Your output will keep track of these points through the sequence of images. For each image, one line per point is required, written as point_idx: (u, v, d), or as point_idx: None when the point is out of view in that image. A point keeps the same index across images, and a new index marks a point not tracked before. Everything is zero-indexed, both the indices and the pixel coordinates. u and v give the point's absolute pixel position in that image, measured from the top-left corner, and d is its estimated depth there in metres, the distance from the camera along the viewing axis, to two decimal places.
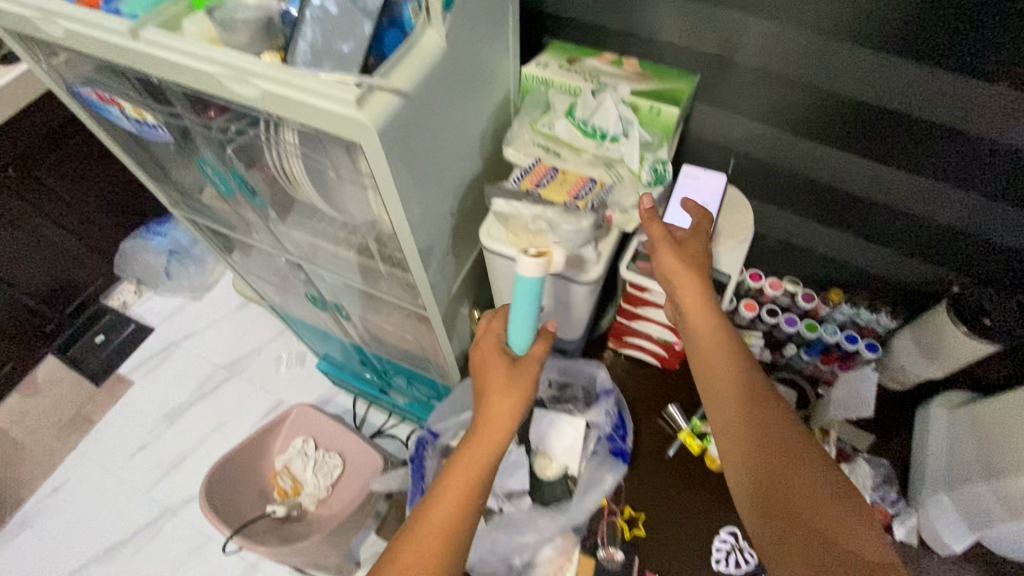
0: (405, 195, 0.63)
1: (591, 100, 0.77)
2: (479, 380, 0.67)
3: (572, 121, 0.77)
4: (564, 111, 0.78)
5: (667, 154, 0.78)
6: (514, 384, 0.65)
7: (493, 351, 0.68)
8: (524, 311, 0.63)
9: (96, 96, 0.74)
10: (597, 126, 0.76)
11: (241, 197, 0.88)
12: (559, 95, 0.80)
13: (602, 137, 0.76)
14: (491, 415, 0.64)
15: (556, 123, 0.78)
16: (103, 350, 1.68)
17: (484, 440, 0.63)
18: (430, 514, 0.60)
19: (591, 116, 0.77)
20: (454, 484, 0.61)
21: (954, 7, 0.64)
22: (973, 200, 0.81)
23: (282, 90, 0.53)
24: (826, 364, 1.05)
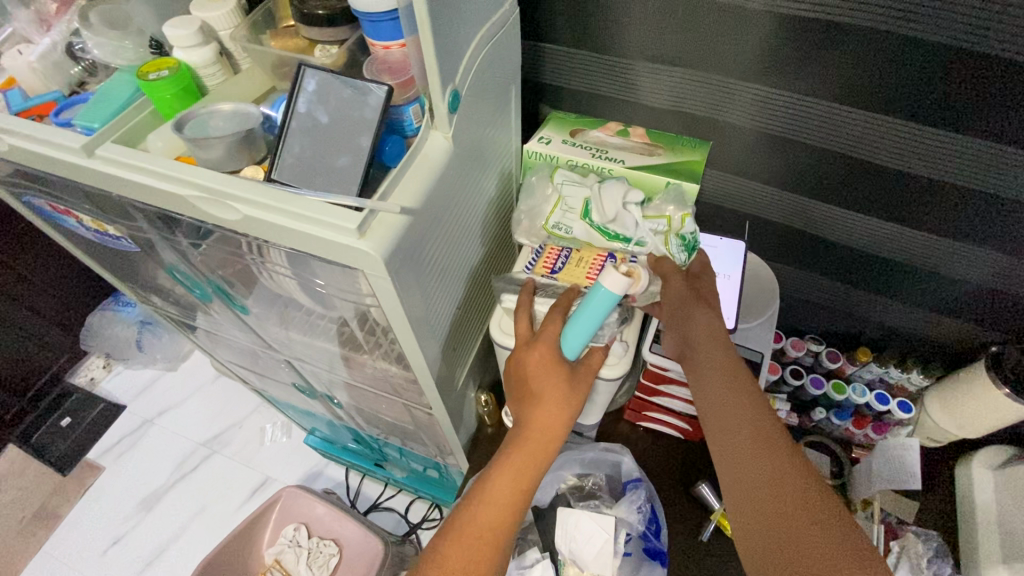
0: (412, 312, 0.55)
1: (606, 201, 0.69)
2: (529, 385, 0.62)
3: (590, 224, 0.69)
4: (580, 212, 0.70)
5: (693, 228, 0.70)
6: (572, 395, 0.62)
7: (546, 354, 0.61)
8: (597, 319, 0.59)
9: (50, 205, 0.66)
10: (617, 231, 0.69)
11: (217, 301, 0.80)
12: (568, 183, 0.72)
13: (625, 240, 0.69)
14: (545, 422, 0.61)
15: (574, 227, 0.70)
16: (68, 435, 1.53)
17: (536, 446, 0.61)
18: (478, 519, 0.58)
19: (608, 218, 0.69)
20: (503, 490, 0.59)
21: (992, 77, 0.60)
22: (1007, 260, 0.77)
23: (266, 215, 0.45)
24: (859, 428, 0.99)
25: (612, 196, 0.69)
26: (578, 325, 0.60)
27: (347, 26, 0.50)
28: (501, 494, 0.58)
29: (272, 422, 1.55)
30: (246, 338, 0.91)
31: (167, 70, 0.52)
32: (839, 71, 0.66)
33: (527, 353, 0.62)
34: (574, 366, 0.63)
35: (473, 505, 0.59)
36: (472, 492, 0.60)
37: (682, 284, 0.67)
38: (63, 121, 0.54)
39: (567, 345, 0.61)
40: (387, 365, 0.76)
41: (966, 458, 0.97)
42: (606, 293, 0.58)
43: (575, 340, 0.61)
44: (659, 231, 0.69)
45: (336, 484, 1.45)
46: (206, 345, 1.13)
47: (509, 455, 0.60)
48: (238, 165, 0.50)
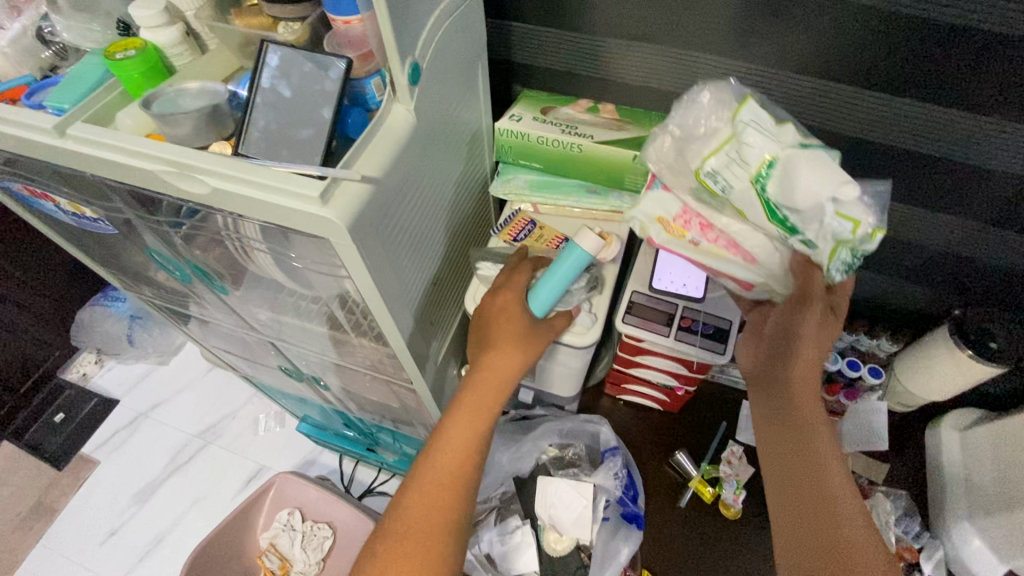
0: (384, 284, 0.57)
1: (801, 175, 0.51)
2: (489, 333, 0.65)
3: (759, 195, 0.53)
4: (750, 177, 0.53)
5: (876, 248, 0.53)
6: (529, 344, 0.64)
7: (508, 303, 0.65)
8: (568, 278, 0.63)
9: (27, 190, 0.67)
10: (788, 217, 0.53)
11: (199, 283, 0.81)
12: (755, 125, 0.52)
13: (787, 227, 0.55)
14: (498, 366, 0.63)
15: (734, 189, 0.54)
16: (62, 430, 1.54)
17: (490, 387, 0.63)
18: (439, 463, 0.61)
19: (788, 198, 0.52)
20: (460, 430, 0.62)
21: (943, 41, 0.62)
22: (968, 224, 0.79)
23: (233, 187, 0.47)
24: (831, 394, 1.00)
25: (821, 175, 0.51)
26: (549, 282, 0.63)
27: (309, 2, 0.52)
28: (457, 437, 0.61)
29: (265, 411, 1.56)
30: (232, 323, 0.93)
31: (134, 50, 0.53)
32: (799, 41, 0.67)
33: (492, 301, 0.66)
34: (536, 322, 0.65)
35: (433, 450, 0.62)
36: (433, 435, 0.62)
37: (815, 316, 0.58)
38: (35, 103, 0.55)
39: (536, 302, 0.64)
40: (369, 343, 0.78)
41: (937, 422, 1.01)
42: (581, 252, 0.61)
43: (545, 298, 0.64)
44: (838, 236, 0.52)
45: (330, 470, 1.47)
46: (193, 333, 1.15)
47: (465, 398, 0.63)
48: (206, 141, 0.51)
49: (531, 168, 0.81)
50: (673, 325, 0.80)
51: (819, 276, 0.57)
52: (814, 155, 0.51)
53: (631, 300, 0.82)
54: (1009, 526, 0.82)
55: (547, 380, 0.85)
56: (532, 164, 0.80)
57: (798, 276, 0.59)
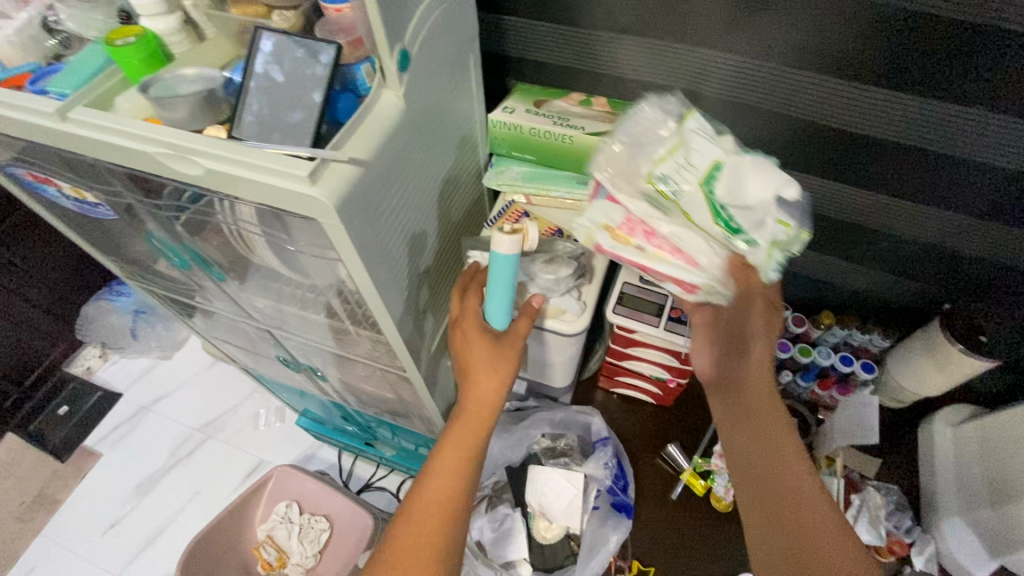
0: (374, 269, 0.58)
1: (742, 178, 0.58)
2: (463, 357, 0.65)
3: (707, 196, 0.58)
4: (700, 176, 0.58)
5: (800, 250, 0.60)
6: (499, 362, 0.64)
7: (472, 325, 0.66)
8: (507, 284, 0.61)
9: (31, 176, 0.69)
10: (733, 214, 0.58)
11: (198, 270, 0.83)
12: (700, 133, 0.59)
13: (731, 226, 0.58)
14: (478, 391, 0.64)
15: (683, 190, 0.58)
16: (65, 422, 1.56)
17: (475, 417, 0.63)
18: (427, 493, 0.60)
19: (733, 199, 0.58)
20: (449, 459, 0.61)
21: (928, 33, 0.63)
22: (959, 218, 0.80)
23: (226, 168, 0.49)
24: (824, 389, 1.03)
25: (765, 176, 0.58)
26: (494, 299, 0.63)
27: None
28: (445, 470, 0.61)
29: (266, 406, 1.58)
30: (232, 313, 0.94)
31: (134, 37, 0.55)
32: (787, 33, 0.68)
33: (454, 333, 0.68)
34: (500, 336, 0.65)
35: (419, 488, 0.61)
36: (423, 473, 0.62)
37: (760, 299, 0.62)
38: (38, 88, 0.57)
39: (492, 318, 0.65)
40: (362, 330, 0.79)
41: (931, 418, 1.01)
42: (502, 258, 0.58)
43: (497, 310, 0.64)
44: (775, 237, 0.58)
45: (329, 464, 1.48)
46: (193, 323, 1.17)
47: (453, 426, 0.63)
48: (202, 125, 0.53)
49: (524, 159, 0.82)
50: (663, 316, 0.81)
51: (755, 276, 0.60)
52: (756, 160, 0.58)
53: (622, 290, 0.83)
54: (1001, 521, 0.82)
55: (538, 369, 0.86)
56: (525, 156, 0.81)
57: (737, 277, 0.60)
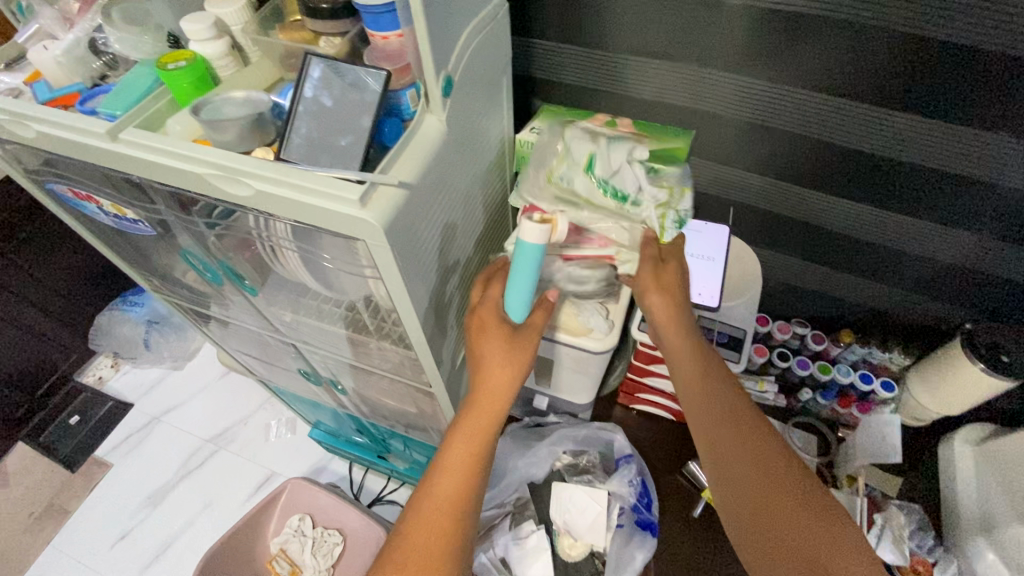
0: (412, 289, 0.59)
1: (611, 159, 0.69)
2: (476, 351, 0.64)
3: (592, 179, 0.68)
4: (583, 166, 0.69)
5: (689, 206, 0.69)
6: (514, 356, 0.62)
7: (489, 318, 0.64)
8: (530, 271, 0.60)
9: (71, 192, 0.70)
10: (617, 186, 0.68)
11: (228, 285, 0.84)
12: (577, 137, 0.72)
13: (624, 198, 0.68)
14: (491, 386, 0.63)
15: (575, 180, 0.69)
16: (78, 432, 1.56)
17: (484, 411, 0.63)
18: (435, 492, 0.61)
19: (610, 174, 0.68)
20: (456, 457, 0.62)
21: (953, 62, 0.64)
22: (980, 240, 0.81)
23: (275, 190, 0.50)
24: (844, 407, 1.03)
25: (622, 151, 0.70)
26: (515, 285, 0.61)
27: (349, 18, 0.54)
28: (452, 470, 0.61)
29: (278, 418, 1.57)
30: (256, 326, 0.95)
31: (184, 61, 0.56)
32: (812, 60, 0.70)
33: (471, 320, 0.66)
34: (517, 328, 0.64)
35: (428, 486, 0.61)
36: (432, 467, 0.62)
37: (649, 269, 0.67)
38: (87, 109, 0.58)
39: (510, 309, 0.63)
40: (388, 344, 0.79)
41: (951, 436, 1.01)
42: (529, 246, 0.58)
43: (518, 300, 0.62)
44: (659, 199, 0.68)
45: (340, 477, 1.47)
46: (214, 334, 1.17)
47: (460, 423, 0.63)
48: (250, 147, 0.54)
49: None
50: None
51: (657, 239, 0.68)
52: (612, 144, 0.71)
53: None
54: None
55: (563, 384, 0.87)
56: None
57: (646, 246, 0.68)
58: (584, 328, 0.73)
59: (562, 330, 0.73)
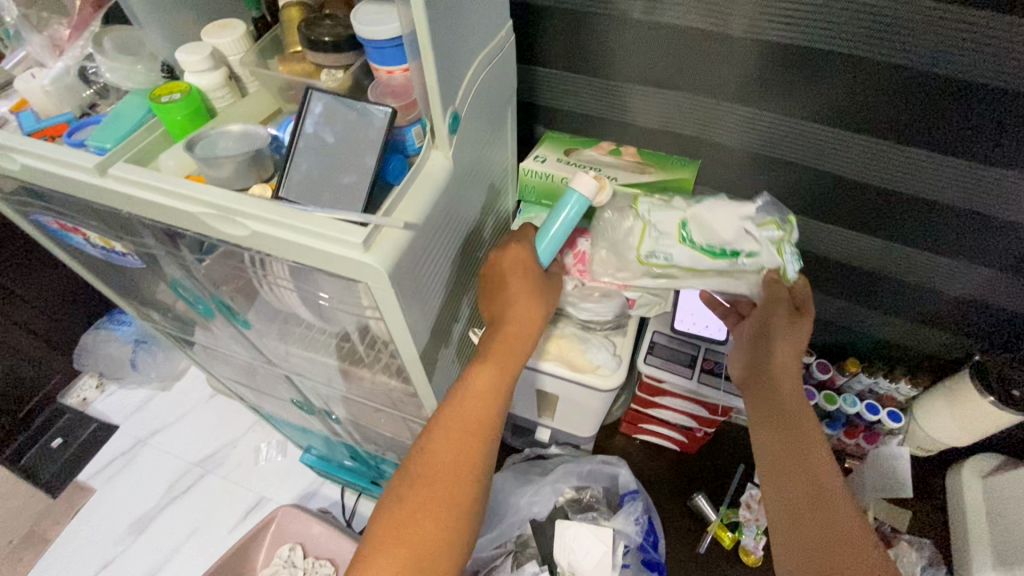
0: (415, 330, 0.57)
1: (707, 219, 0.63)
2: (499, 289, 0.59)
3: (694, 249, 0.62)
4: (678, 237, 0.62)
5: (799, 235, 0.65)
6: (541, 294, 0.59)
7: (516, 256, 0.60)
8: (567, 226, 0.60)
9: (57, 223, 0.67)
10: (723, 246, 0.61)
11: (219, 317, 0.80)
12: (653, 208, 0.64)
13: (734, 254, 0.62)
14: (519, 321, 0.58)
15: (674, 254, 0.62)
16: (60, 457, 1.42)
17: (511, 345, 0.57)
18: (459, 416, 0.54)
19: (714, 238, 0.62)
20: (482, 385, 0.55)
21: (963, 98, 0.64)
22: (989, 274, 0.80)
23: (274, 231, 0.48)
24: (850, 438, 1.02)
25: (722, 214, 0.62)
26: (549, 236, 0.61)
27: (352, 51, 0.52)
28: (474, 400, 0.55)
29: (268, 439, 1.45)
30: (249, 355, 0.91)
31: (179, 93, 0.54)
32: (820, 93, 0.69)
33: (494, 260, 0.61)
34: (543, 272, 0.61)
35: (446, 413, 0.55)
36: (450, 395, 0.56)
37: (786, 316, 0.61)
38: (76, 141, 0.55)
39: (540, 252, 0.61)
40: (387, 379, 0.76)
41: (957, 467, 1.01)
42: (577, 195, 0.59)
43: (548, 248, 0.61)
44: (774, 240, 0.62)
45: (332, 502, 1.36)
46: (204, 361, 1.12)
47: (485, 356, 0.56)
48: (246, 184, 0.52)
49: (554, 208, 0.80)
50: (695, 367, 0.80)
51: (781, 283, 0.62)
52: (712, 203, 0.63)
53: (652, 340, 0.82)
54: None
55: (567, 418, 0.84)
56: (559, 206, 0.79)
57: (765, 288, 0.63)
58: (586, 363, 0.71)
59: (565, 366, 0.71)
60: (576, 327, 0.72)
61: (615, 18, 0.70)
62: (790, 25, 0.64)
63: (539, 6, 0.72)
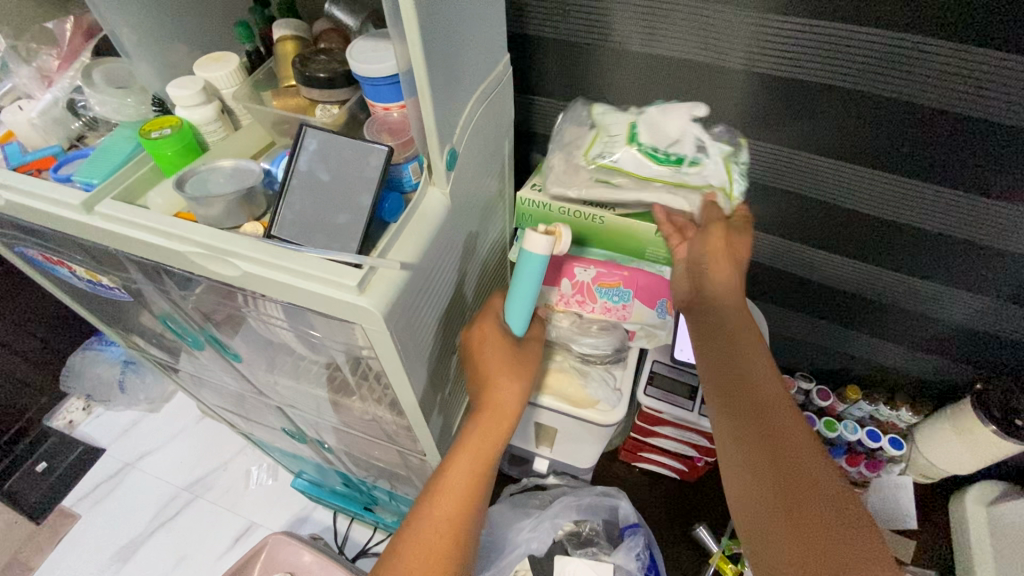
0: (410, 368, 0.55)
1: (659, 124, 0.64)
2: (478, 367, 0.59)
3: (640, 148, 0.62)
4: (626, 136, 0.63)
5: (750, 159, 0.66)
6: (519, 367, 0.59)
7: (491, 331, 0.60)
8: (530, 287, 0.57)
9: (43, 255, 0.66)
10: (669, 150, 0.62)
11: (210, 349, 0.78)
12: (609, 114, 0.67)
13: (677, 160, 0.62)
14: (499, 400, 0.57)
15: (620, 153, 0.62)
16: (44, 481, 1.36)
17: (489, 428, 0.56)
18: (435, 509, 0.53)
19: (661, 140, 0.63)
20: (459, 474, 0.55)
21: (960, 132, 0.63)
22: (989, 303, 0.79)
23: (266, 272, 0.46)
24: (853, 465, 1.02)
25: (675, 116, 0.64)
26: (516, 300, 0.59)
27: (349, 87, 0.51)
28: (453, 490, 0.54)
29: (259, 462, 1.41)
30: (239, 386, 0.89)
31: (170, 128, 0.53)
32: (819, 125, 0.69)
33: (470, 333, 0.61)
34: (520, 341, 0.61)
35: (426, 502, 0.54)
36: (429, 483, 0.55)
37: (724, 232, 0.58)
38: (61, 176, 0.54)
39: (513, 321, 0.61)
40: (382, 412, 0.74)
41: (960, 494, 1.00)
42: (531, 256, 0.55)
43: (518, 309, 0.59)
44: (722, 152, 0.63)
45: (324, 528, 1.32)
46: (192, 388, 1.10)
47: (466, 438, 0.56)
48: (237, 221, 0.50)
49: None
50: (696, 399, 0.79)
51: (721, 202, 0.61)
52: (662, 107, 0.65)
53: (652, 370, 0.81)
54: None
55: (565, 450, 0.82)
56: None
57: (707, 207, 0.60)
58: (588, 398, 0.70)
59: (565, 401, 0.70)
60: (575, 361, 0.71)
61: (612, 50, 0.70)
62: (788, 59, 0.64)
63: (536, 37, 0.72)
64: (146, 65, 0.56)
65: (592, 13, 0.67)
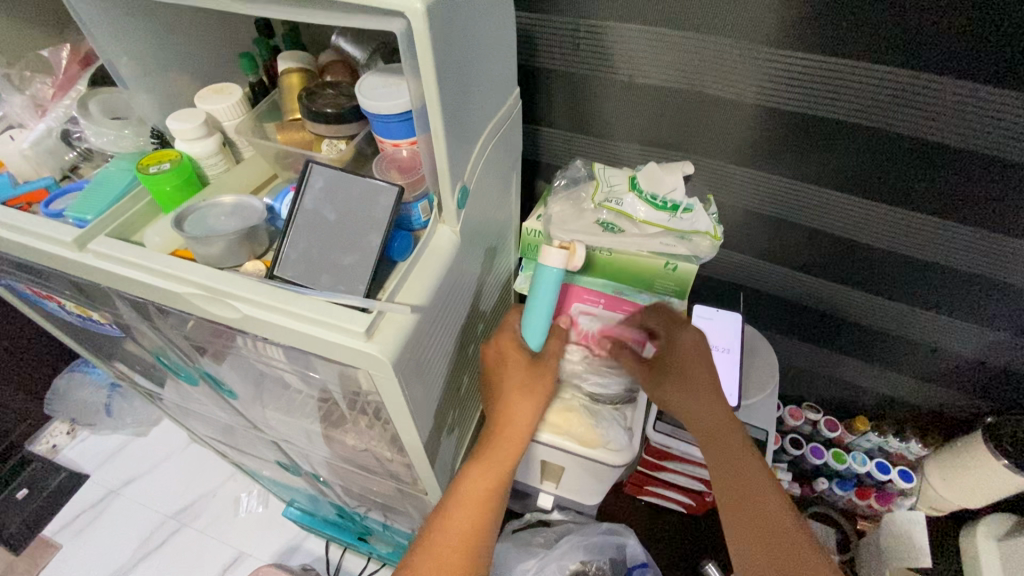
0: (416, 411, 0.52)
1: (660, 174, 0.67)
2: (497, 381, 0.59)
3: (641, 197, 0.66)
4: (628, 185, 0.67)
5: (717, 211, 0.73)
6: (535, 383, 0.58)
7: (509, 346, 0.60)
8: (549, 301, 0.58)
9: (31, 289, 0.63)
10: (666, 197, 0.66)
11: (204, 384, 0.76)
12: (609, 170, 0.71)
13: (673, 207, 0.65)
14: (515, 416, 0.57)
15: (624, 200, 0.67)
16: (23, 509, 1.30)
17: (505, 444, 0.56)
18: (449, 525, 0.53)
19: (661, 189, 0.66)
20: (474, 490, 0.54)
21: (974, 169, 0.63)
22: (997, 338, 0.79)
23: (267, 315, 0.44)
24: (863, 498, 1.02)
25: (670, 168, 0.68)
26: (535, 310, 0.59)
27: (356, 122, 0.50)
28: (466, 504, 0.54)
29: (249, 489, 1.36)
30: (231, 418, 0.86)
31: (168, 163, 0.51)
32: (830, 159, 0.68)
33: (490, 347, 0.61)
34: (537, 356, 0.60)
35: (439, 513, 0.54)
36: (443, 497, 0.55)
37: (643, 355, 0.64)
38: (52, 212, 0.51)
39: (529, 335, 0.60)
40: (383, 450, 0.71)
41: (973, 526, 0.98)
42: (549, 270, 0.57)
43: (537, 323, 0.59)
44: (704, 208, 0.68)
45: (315, 558, 1.26)
46: (179, 416, 1.05)
47: (481, 454, 0.56)
48: (238, 260, 0.48)
49: None
50: None
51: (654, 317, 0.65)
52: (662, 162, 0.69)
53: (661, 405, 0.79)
54: None
55: (572, 488, 0.79)
56: None
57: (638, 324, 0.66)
58: (597, 440, 0.66)
59: (573, 441, 0.66)
60: (585, 400, 0.69)
61: (620, 83, 0.69)
62: (802, 94, 0.63)
63: (544, 69, 0.71)
64: (145, 97, 0.55)
65: (601, 46, 0.66)
